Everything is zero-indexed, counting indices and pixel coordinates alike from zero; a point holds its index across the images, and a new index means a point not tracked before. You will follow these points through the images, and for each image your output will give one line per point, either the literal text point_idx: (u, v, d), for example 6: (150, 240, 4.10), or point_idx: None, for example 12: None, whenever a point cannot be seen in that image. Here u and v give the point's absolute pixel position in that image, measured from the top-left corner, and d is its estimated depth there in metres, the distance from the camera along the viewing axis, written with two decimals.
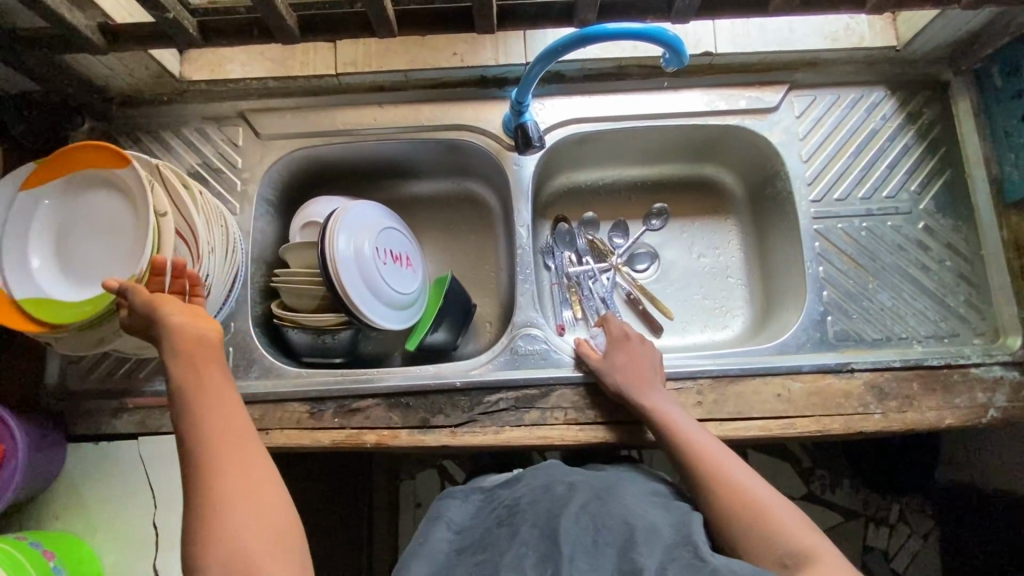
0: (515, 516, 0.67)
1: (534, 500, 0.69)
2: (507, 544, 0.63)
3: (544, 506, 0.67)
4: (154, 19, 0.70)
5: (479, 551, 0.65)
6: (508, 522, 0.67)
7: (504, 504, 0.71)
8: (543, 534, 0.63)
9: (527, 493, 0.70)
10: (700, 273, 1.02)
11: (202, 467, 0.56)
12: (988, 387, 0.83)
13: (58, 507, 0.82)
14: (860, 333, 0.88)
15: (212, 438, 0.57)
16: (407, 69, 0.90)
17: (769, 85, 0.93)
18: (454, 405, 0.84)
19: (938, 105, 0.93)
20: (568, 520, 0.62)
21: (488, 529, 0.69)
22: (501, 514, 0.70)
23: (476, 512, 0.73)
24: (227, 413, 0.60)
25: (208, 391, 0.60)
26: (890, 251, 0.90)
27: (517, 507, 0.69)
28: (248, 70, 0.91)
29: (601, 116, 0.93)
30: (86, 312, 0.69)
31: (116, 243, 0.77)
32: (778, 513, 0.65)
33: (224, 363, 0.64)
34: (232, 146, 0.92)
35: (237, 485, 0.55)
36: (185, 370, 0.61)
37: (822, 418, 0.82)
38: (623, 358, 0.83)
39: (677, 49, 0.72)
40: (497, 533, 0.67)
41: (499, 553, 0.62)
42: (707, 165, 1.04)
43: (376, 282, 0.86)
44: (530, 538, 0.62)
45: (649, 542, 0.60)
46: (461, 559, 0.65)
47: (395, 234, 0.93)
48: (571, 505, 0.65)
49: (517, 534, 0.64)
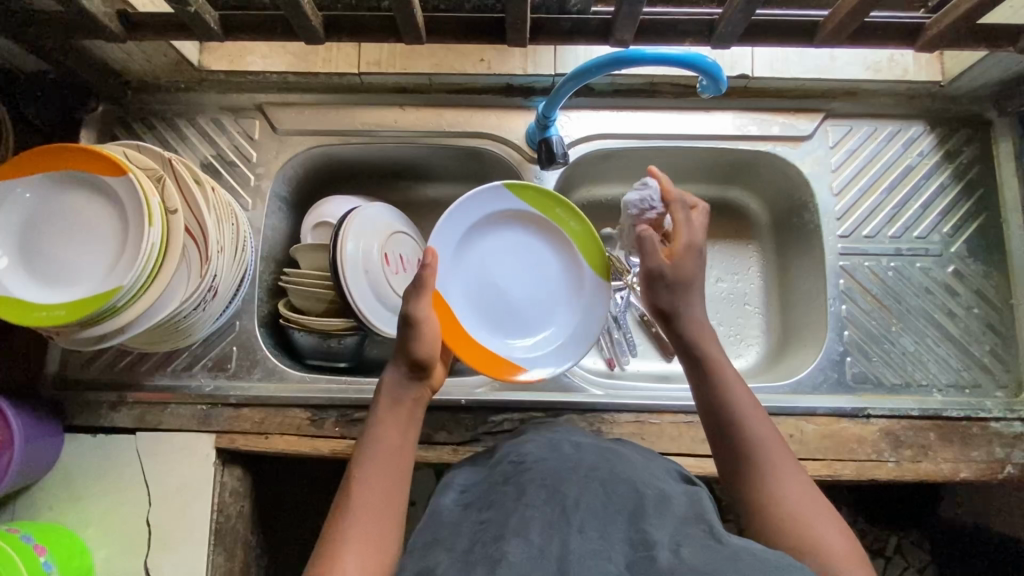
0: (521, 474, 0.58)
1: (542, 458, 0.60)
2: (515, 503, 0.54)
3: (552, 465, 0.58)
4: (176, 10, 0.68)
5: (484, 510, 0.56)
6: (514, 480, 0.58)
7: (509, 460, 0.63)
8: (550, 498, 0.54)
9: (533, 450, 0.63)
10: (717, 298, 0.99)
11: (381, 444, 0.63)
12: (1007, 442, 0.81)
13: (52, 498, 0.81)
14: (880, 376, 0.85)
15: (394, 428, 0.64)
16: (433, 73, 0.88)
17: (804, 112, 0.90)
18: (458, 423, 0.83)
19: (978, 144, 0.90)
20: (575, 490, 0.54)
21: (491, 487, 0.60)
22: (506, 472, 0.61)
23: (481, 474, 0.64)
24: (406, 420, 0.65)
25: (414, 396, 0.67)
26: (917, 294, 0.88)
27: (523, 465, 0.60)
28: (269, 63, 0.88)
29: (628, 133, 0.89)
30: (63, 316, 0.66)
31: (99, 244, 0.72)
32: (809, 514, 0.55)
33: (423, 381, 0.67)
34: (247, 139, 0.90)
35: (391, 469, 0.62)
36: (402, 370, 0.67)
37: (834, 462, 0.80)
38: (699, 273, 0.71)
39: (714, 76, 0.69)
40: (503, 491, 0.57)
41: (504, 515, 0.53)
42: (733, 188, 1.01)
43: (561, 297, 0.87)
44: (536, 501, 0.54)
45: (661, 513, 0.52)
46: (467, 518, 0.56)
47: (461, 219, 0.82)
48: (581, 471, 0.57)
49: (524, 495, 0.55)
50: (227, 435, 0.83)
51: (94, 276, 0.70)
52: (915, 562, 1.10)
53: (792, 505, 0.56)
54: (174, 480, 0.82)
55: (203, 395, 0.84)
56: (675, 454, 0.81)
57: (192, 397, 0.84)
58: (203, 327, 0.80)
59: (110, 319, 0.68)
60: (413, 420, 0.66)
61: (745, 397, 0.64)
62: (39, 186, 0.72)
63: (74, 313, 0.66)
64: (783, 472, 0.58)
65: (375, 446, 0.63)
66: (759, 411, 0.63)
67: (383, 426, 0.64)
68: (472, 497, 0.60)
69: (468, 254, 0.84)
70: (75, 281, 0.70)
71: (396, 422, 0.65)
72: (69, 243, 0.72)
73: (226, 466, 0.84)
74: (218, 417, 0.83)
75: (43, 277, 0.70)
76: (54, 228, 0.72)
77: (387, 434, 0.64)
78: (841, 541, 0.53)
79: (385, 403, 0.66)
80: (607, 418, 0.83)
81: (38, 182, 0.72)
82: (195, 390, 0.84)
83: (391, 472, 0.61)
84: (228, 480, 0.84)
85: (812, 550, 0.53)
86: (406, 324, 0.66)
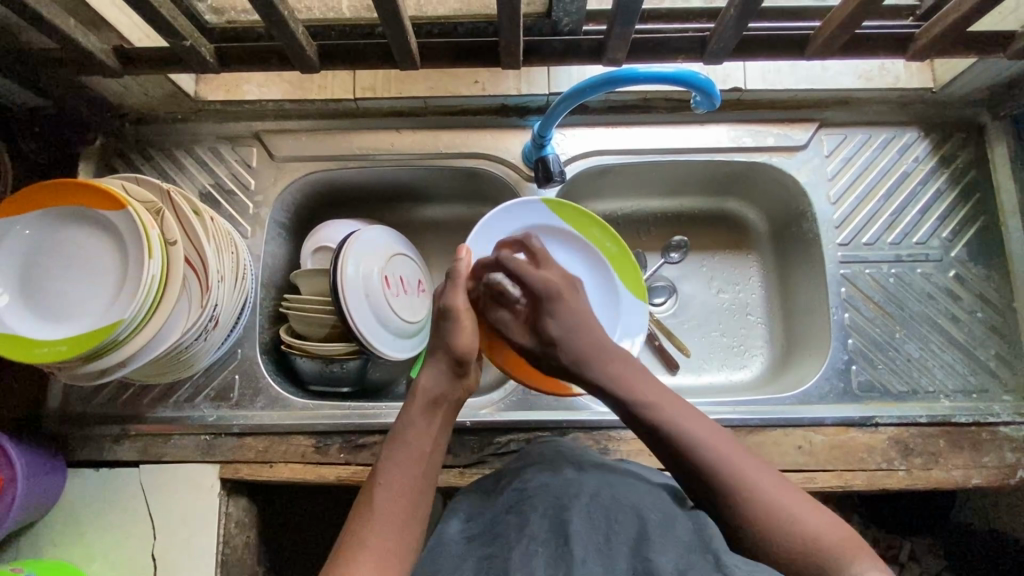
0: (524, 502, 0.58)
1: (544, 483, 0.60)
2: (516, 536, 0.54)
3: (553, 491, 0.58)
4: (171, 45, 0.68)
5: (488, 543, 0.56)
6: (517, 508, 0.58)
7: (511, 487, 0.62)
8: (553, 530, 0.54)
9: (535, 475, 0.62)
10: (719, 309, 0.99)
11: (412, 442, 0.63)
12: (1017, 447, 0.81)
13: (55, 535, 0.81)
14: (887, 384, 0.85)
15: (427, 430, 0.64)
16: (429, 96, 0.88)
17: (798, 122, 0.90)
18: (464, 445, 0.82)
19: (973, 148, 0.90)
20: (579, 518, 0.54)
21: (495, 516, 0.59)
22: (508, 499, 0.60)
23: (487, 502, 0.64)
24: (438, 424, 0.65)
25: (445, 403, 0.66)
26: (920, 299, 0.88)
27: (525, 492, 0.60)
28: (265, 92, 0.88)
29: (623, 149, 0.90)
30: (63, 352, 0.65)
31: (97, 278, 0.72)
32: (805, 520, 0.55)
33: (453, 378, 0.67)
34: (246, 167, 0.90)
35: (418, 468, 0.62)
36: (431, 373, 0.67)
37: (844, 473, 0.80)
38: (561, 313, 0.71)
39: (707, 92, 0.70)
40: (505, 521, 0.57)
41: (508, 550, 0.53)
42: (730, 199, 1.01)
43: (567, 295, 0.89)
44: (540, 533, 0.54)
45: (666, 537, 0.53)
46: (472, 549, 0.55)
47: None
48: (583, 497, 0.57)
49: (527, 527, 0.55)
50: (231, 465, 0.82)
51: (92, 310, 0.70)
52: (930, 568, 1.07)
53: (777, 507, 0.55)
54: (178, 513, 0.81)
55: (206, 425, 0.84)
56: None
57: (195, 428, 0.83)
58: (205, 357, 0.80)
59: (110, 353, 0.67)
60: (445, 425, 0.66)
61: (688, 421, 0.62)
62: (39, 224, 0.72)
63: (75, 348, 0.65)
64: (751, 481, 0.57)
65: (405, 445, 0.63)
66: (707, 429, 0.61)
67: (415, 426, 0.64)
68: (476, 527, 0.59)
69: None
70: (74, 316, 0.70)
71: (430, 424, 0.65)
72: (68, 277, 0.72)
73: (231, 496, 0.84)
74: (222, 447, 0.83)
75: (43, 312, 0.70)
76: (52, 264, 0.72)
77: (419, 438, 0.64)
78: (832, 528, 0.54)
79: (421, 403, 0.66)
80: (613, 434, 0.82)
81: (37, 219, 0.72)
82: (198, 420, 0.84)
83: (418, 471, 0.61)
84: (233, 510, 0.84)
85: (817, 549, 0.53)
86: (446, 318, 0.68)
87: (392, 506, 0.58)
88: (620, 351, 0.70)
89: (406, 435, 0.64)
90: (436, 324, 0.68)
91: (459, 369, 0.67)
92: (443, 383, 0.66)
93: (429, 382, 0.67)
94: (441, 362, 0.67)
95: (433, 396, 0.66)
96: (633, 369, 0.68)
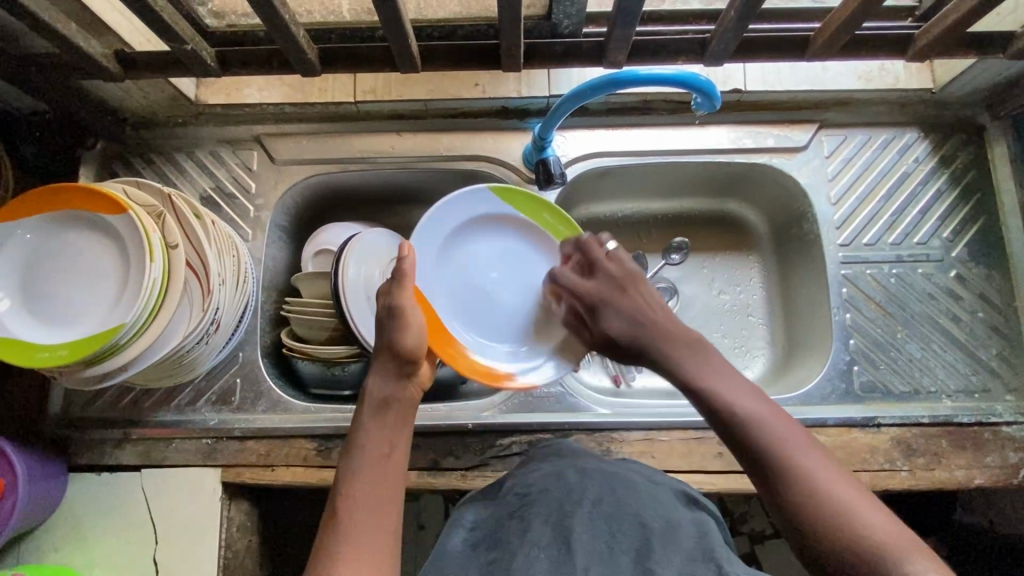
0: (526, 508, 0.58)
1: (545, 488, 0.60)
2: (519, 541, 0.54)
3: (556, 497, 0.58)
4: (173, 49, 0.68)
5: (491, 549, 0.56)
6: (519, 514, 0.58)
7: (513, 492, 0.62)
8: (556, 534, 0.54)
9: (537, 480, 0.62)
10: (720, 310, 0.99)
11: (369, 444, 0.61)
12: (1020, 446, 0.81)
13: (56, 540, 0.80)
14: (888, 385, 0.85)
15: (384, 429, 0.63)
16: (429, 98, 0.88)
17: (797, 123, 0.91)
18: (466, 448, 0.82)
19: (973, 148, 0.90)
20: (582, 524, 0.54)
21: (497, 520, 0.59)
22: (511, 503, 0.61)
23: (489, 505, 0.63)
24: (395, 422, 0.64)
25: (399, 399, 0.65)
26: (921, 299, 0.88)
27: (529, 497, 0.60)
28: (265, 95, 0.88)
29: (624, 151, 0.90)
30: (64, 357, 0.65)
31: (97, 282, 0.72)
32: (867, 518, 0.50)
33: (400, 372, 0.65)
34: (247, 171, 0.90)
35: (382, 469, 0.60)
36: (379, 374, 0.66)
37: (846, 474, 0.80)
38: (612, 312, 0.72)
39: (708, 93, 0.70)
40: (509, 525, 0.57)
41: (510, 555, 0.53)
42: (730, 201, 1.01)
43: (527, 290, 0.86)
44: (543, 539, 0.54)
45: (668, 546, 0.53)
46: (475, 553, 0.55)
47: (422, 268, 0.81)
48: (587, 503, 0.57)
49: (530, 532, 0.55)
50: (233, 469, 0.82)
51: (93, 314, 0.70)
52: None
53: (833, 501, 0.52)
54: (179, 517, 0.81)
55: (207, 429, 0.83)
56: (686, 472, 0.80)
57: (197, 432, 0.83)
58: (206, 361, 0.80)
59: (111, 357, 0.67)
60: (403, 420, 0.64)
61: (766, 413, 0.58)
62: (39, 228, 0.72)
63: (76, 353, 0.65)
64: (815, 477, 0.53)
65: (362, 448, 0.61)
66: (776, 418, 0.58)
67: (371, 429, 0.63)
68: (479, 531, 0.59)
69: (448, 262, 0.83)
70: (74, 320, 0.70)
71: (387, 422, 0.63)
72: (67, 282, 0.72)
73: (232, 500, 0.83)
74: (223, 451, 0.83)
75: (44, 317, 0.70)
76: (52, 268, 0.72)
77: (376, 439, 0.62)
78: (889, 527, 0.50)
79: (372, 405, 0.64)
80: (616, 436, 0.82)
81: (38, 224, 0.72)
82: (200, 424, 0.84)
83: (383, 472, 0.60)
84: (235, 514, 0.83)
85: (870, 554, 0.49)
86: (393, 314, 0.67)
87: (360, 513, 0.56)
88: (695, 336, 0.67)
89: (362, 438, 0.62)
90: (381, 322, 0.68)
91: (406, 364, 0.66)
92: (390, 380, 0.65)
93: (380, 382, 0.65)
94: (388, 361, 0.66)
95: (383, 397, 0.65)
96: (705, 354, 0.65)
